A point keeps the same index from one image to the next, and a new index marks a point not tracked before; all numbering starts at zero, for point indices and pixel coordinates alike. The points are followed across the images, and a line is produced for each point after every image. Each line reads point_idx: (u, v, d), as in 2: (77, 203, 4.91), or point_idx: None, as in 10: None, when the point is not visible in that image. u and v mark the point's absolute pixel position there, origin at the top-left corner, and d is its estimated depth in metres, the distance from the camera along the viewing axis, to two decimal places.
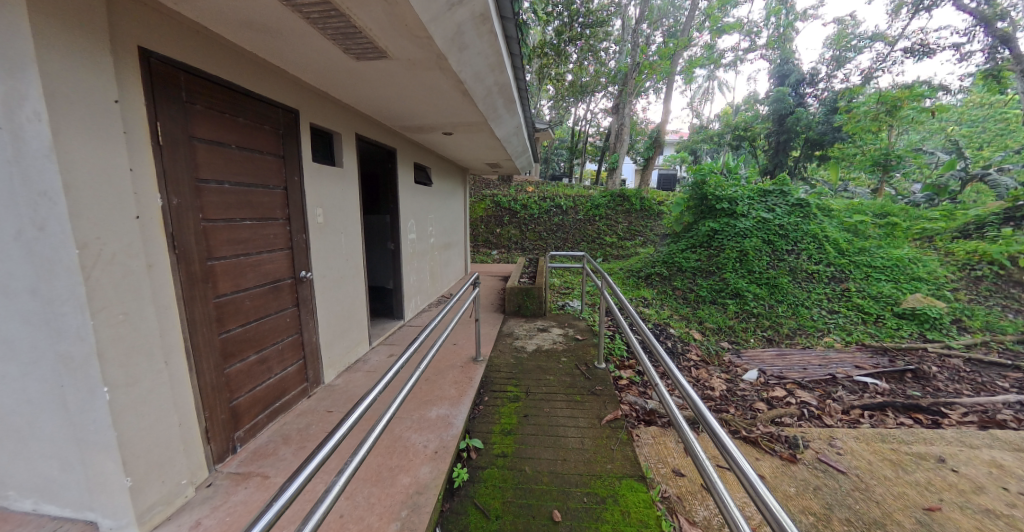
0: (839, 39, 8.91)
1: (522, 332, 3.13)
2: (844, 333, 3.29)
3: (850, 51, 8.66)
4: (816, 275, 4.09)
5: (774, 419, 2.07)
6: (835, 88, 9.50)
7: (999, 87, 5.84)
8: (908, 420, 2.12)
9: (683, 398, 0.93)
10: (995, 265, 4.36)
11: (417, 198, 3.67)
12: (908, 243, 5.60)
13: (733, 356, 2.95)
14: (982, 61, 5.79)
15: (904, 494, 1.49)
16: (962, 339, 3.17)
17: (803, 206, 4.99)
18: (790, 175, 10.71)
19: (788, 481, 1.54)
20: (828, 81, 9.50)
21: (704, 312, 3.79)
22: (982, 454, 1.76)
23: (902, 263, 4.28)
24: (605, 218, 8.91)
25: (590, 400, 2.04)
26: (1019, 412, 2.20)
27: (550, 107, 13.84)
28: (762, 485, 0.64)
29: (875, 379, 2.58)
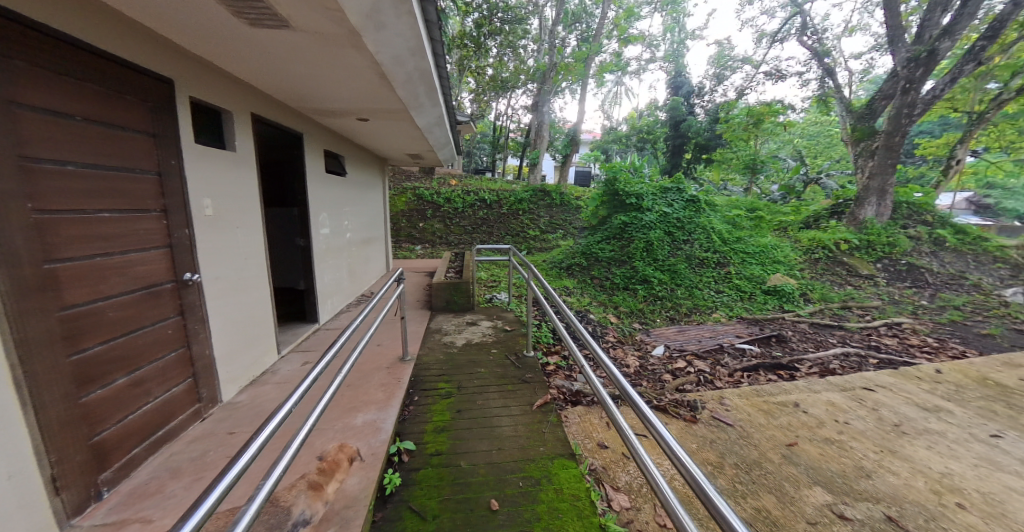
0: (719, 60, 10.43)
1: (451, 327, 3.08)
2: (727, 309, 3.90)
3: (726, 70, 10.16)
4: (706, 261, 4.76)
5: (678, 387, 2.37)
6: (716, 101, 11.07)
7: (826, 109, 7.40)
8: (774, 376, 2.60)
9: (607, 376, 1.01)
10: (827, 249, 5.60)
11: (330, 189, 3.36)
12: (770, 232, 6.85)
13: (644, 336, 3.29)
14: (816, 87, 7.26)
15: (773, 436, 1.83)
16: (807, 308, 3.98)
17: (694, 201, 5.76)
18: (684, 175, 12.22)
19: (691, 439, 1.78)
20: (711, 95, 11.00)
21: (618, 297, 4.16)
22: (823, 396, 2.24)
23: (766, 249, 5.22)
24: (528, 212, 9.20)
25: (521, 388, 2.10)
26: (844, 361, 2.86)
27: (471, 101, 13.72)
28: (675, 442, 0.72)
29: (750, 345, 3.11)
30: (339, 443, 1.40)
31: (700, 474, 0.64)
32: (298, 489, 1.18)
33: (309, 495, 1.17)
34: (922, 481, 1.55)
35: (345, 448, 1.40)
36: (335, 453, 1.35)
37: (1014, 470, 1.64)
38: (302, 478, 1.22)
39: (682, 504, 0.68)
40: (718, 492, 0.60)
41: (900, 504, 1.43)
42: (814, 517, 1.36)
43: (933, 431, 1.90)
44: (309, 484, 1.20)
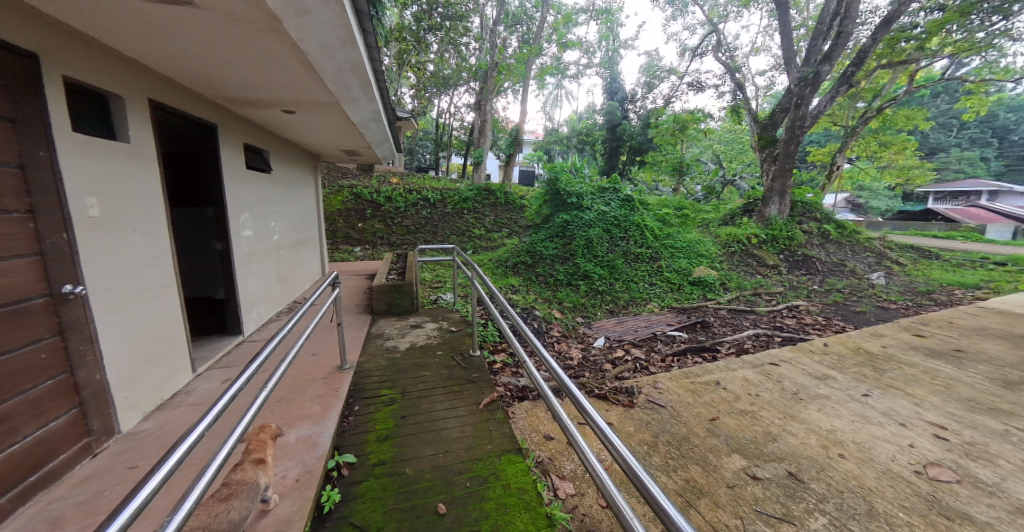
0: (649, 69, 11.24)
1: (394, 331, 2.96)
2: (660, 299, 4.22)
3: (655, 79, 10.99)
4: (640, 256, 5.11)
5: (618, 375, 2.51)
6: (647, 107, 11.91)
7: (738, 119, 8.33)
8: (699, 359, 2.87)
9: (548, 371, 1.05)
10: (740, 243, 6.31)
11: (252, 187, 3.06)
12: (695, 228, 7.54)
13: (586, 329, 3.45)
14: (730, 98, 8.13)
15: (698, 412, 2.02)
16: (726, 296, 4.45)
17: (629, 200, 6.16)
18: (620, 175, 12.99)
19: (629, 423, 1.91)
20: (644, 101, 11.74)
21: (562, 293, 4.31)
22: (738, 373, 2.52)
23: (691, 244, 5.74)
24: (473, 211, 9.16)
25: (467, 388, 2.09)
26: (755, 341, 3.24)
27: (411, 96, 13.31)
28: (608, 428, 0.77)
29: (679, 332, 3.40)
30: (257, 425, 1.28)
31: (630, 457, 0.70)
32: (249, 467, 1.11)
33: (262, 469, 1.15)
34: (814, 439, 1.82)
35: (265, 427, 1.30)
36: (258, 434, 1.24)
37: (879, 422, 1.99)
38: (241, 462, 1.13)
39: (619, 488, 0.71)
40: (644, 470, 0.66)
41: (798, 460, 1.66)
42: (732, 480, 1.54)
43: (822, 396, 2.23)
44: (255, 462, 1.14)
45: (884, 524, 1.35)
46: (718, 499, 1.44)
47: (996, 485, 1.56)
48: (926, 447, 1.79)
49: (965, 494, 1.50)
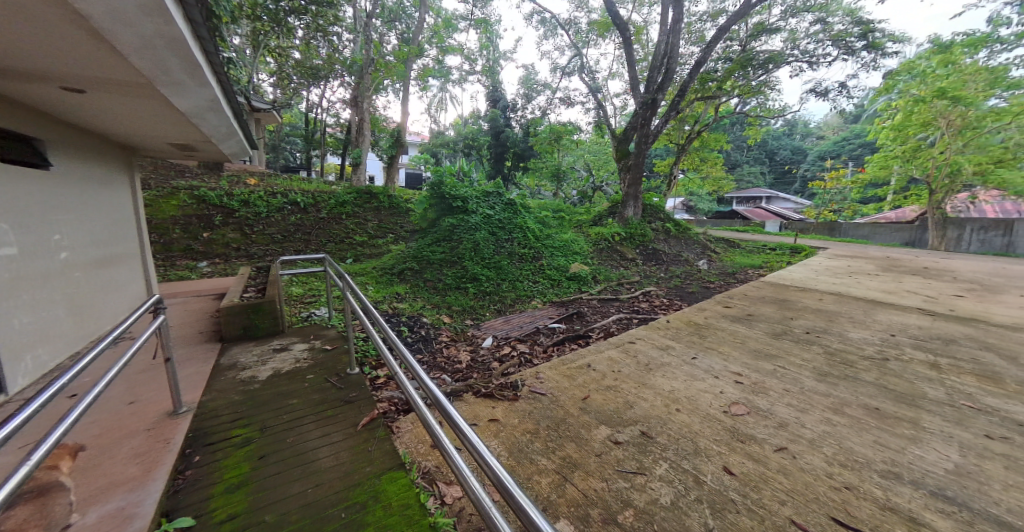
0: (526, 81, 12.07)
1: (252, 359, 2.52)
2: (542, 295, 4.57)
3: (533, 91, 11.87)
4: (524, 256, 5.45)
5: (504, 372, 2.63)
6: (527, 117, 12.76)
7: None
8: (575, 346, 3.20)
9: (421, 386, 1.05)
10: (607, 240, 7.27)
11: (14, 189, 2.23)
12: (571, 229, 8.39)
13: (475, 330, 3.51)
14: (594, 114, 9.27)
15: (573, 394, 2.26)
16: (596, 287, 5.07)
17: (512, 204, 6.51)
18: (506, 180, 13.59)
19: (514, 415, 2.02)
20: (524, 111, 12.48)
21: (451, 297, 4.29)
22: (605, 353, 2.90)
23: (567, 243, 6.37)
24: (353, 216, 8.41)
25: (344, 410, 1.91)
26: (618, 324, 3.78)
27: (271, 85, 11.55)
28: (475, 435, 0.82)
29: (559, 324, 3.74)
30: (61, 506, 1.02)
31: (492, 459, 0.76)
32: None
33: None
34: (660, 400, 2.21)
35: None
36: None
37: (701, 377, 2.53)
38: None
39: (487, 492, 0.75)
40: (503, 469, 0.72)
41: (649, 420, 1.99)
42: (600, 449, 1.75)
43: (665, 364, 2.73)
44: None
45: (705, 457, 1.72)
46: (589, 469, 1.63)
47: (769, 411, 2.13)
48: (731, 392, 2.35)
49: (752, 422, 2.02)
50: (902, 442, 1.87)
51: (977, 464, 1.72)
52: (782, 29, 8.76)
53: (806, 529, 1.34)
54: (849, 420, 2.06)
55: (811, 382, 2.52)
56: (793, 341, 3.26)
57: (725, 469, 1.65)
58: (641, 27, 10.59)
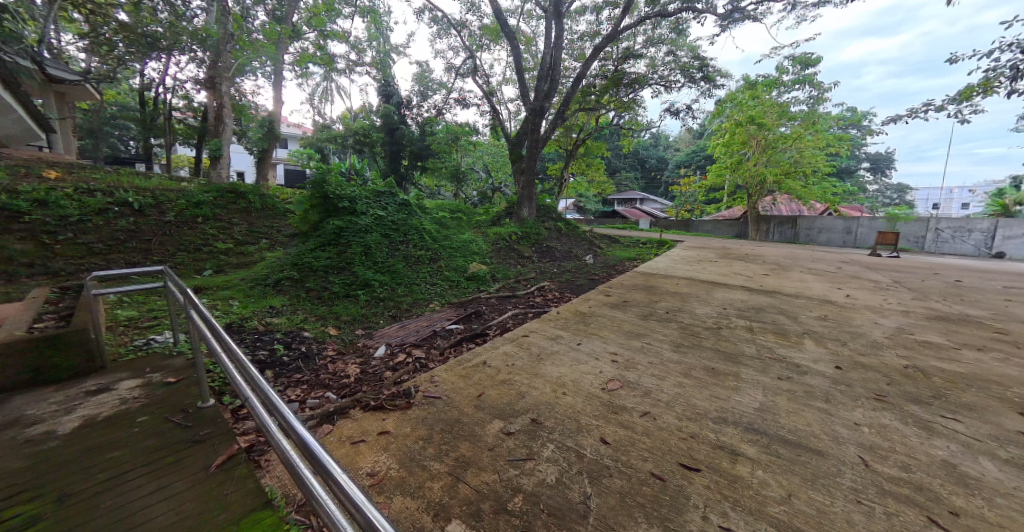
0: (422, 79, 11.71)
1: (47, 408, 1.91)
2: (440, 297, 4.50)
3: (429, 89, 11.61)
4: (421, 258, 5.30)
5: (398, 380, 2.52)
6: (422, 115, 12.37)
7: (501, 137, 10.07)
8: (472, 344, 3.25)
9: (281, 418, 0.94)
10: (505, 240, 7.54)
11: None
12: (471, 228, 8.41)
13: (366, 340, 3.28)
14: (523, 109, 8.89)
15: (468, 392, 2.28)
16: (494, 285, 5.21)
17: (406, 204, 6.28)
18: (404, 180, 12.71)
19: (405, 424, 1.94)
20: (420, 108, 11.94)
21: (338, 306, 3.92)
22: (500, 349, 3.00)
23: (465, 243, 6.41)
24: (213, 219, 7.03)
25: (192, 453, 1.59)
26: (514, 319, 3.96)
27: (81, 50, 8.92)
28: (338, 468, 0.78)
29: (457, 324, 3.74)
30: None
31: (357, 491, 0.73)
32: None
33: None
34: (548, 386, 2.38)
35: None
36: None
37: (585, 361, 2.81)
38: None
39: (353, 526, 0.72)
40: (366, 500, 0.69)
41: (538, 407, 2.13)
42: (493, 443, 1.80)
43: (554, 352, 2.95)
44: None
45: (585, 432, 1.92)
46: (482, 464, 1.66)
47: (637, 383, 2.48)
48: (608, 370, 2.67)
49: (622, 394, 2.33)
50: (728, 393, 2.37)
51: (772, 400, 2.28)
52: (644, 56, 10.24)
53: (661, 478, 1.59)
54: (694, 381, 2.52)
55: (668, 353, 3.01)
56: (656, 320, 3.86)
57: (602, 440, 1.86)
58: (530, 38, 11.22)
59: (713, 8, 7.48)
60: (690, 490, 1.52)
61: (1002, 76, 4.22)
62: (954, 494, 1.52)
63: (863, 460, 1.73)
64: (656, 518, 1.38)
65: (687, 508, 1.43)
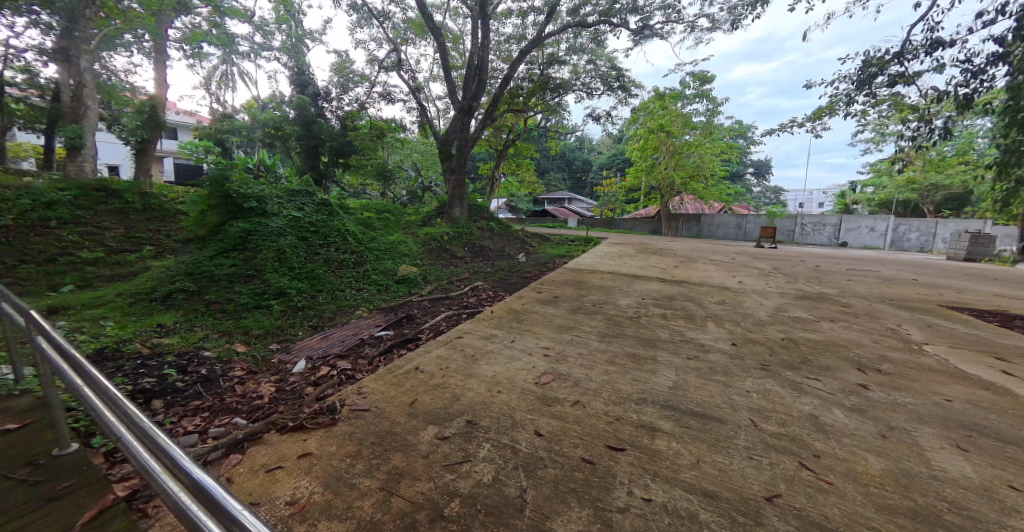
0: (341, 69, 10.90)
1: None
2: (368, 303, 4.24)
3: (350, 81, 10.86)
4: (344, 263, 4.95)
5: (320, 396, 2.32)
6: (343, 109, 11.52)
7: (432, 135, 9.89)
8: (404, 351, 3.12)
9: (172, 463, 0.80)
10: (436, 240, 7.37)
11: None
12: (400, 229, 8.05)
13: (283, 355, 2.97)
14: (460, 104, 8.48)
15: (400, 401, 2.19)
16: (426, 287, 5.07)
17: (326, 205, 5.82)
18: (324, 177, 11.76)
19: (330, 442, 1.80)
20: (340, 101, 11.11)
21: (247, 319, 3.48)
22: (433, 353, 2.92)
23: (394, 245, 6.13)
24: (73, 222, 5.76)
25: (47, 512, 1.29)
26: (447, 321, 3.90)
27: None
28: (240, 504, 0.68)
29: (387, 330, 3.57)
30: None
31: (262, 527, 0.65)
32: None
33: None
34: (484, 386, 2.39)
35: None
36: None
37: (518, 357, 2.87)
38: None
39: None
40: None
41: (474, 408, 2.12)
42: (427, 451, 1.75)
43: (489, 352, 2.97)
44: None
45: (521, 427, 1.96)
46: (417, 474, 1.60)
47: (568, 374, 2.61)
48: (541, 364, 2.76)
49: (554, 386, 2.43)
50: (647, 375, 2.61)
51: (683, 378, 2.57)
52: (567, 62, 10.76)
53: (591, 461, 1.69)
54: (618, 367, 2.73)
55: (595, 343, 3.22)
56: (584, 313, 4.09)
57: (536, 432, 1.92)
58: (457, 36, 11.11)
59: (626, 23, 8.13)
60: (616, 469, 1.65)
61: (840, 101, 5.28)
62: (816, 440, 1.87)
63: (752, 422, 2.04)
64: (587, 500, 1.47)
65: (615, 485, 1.54)
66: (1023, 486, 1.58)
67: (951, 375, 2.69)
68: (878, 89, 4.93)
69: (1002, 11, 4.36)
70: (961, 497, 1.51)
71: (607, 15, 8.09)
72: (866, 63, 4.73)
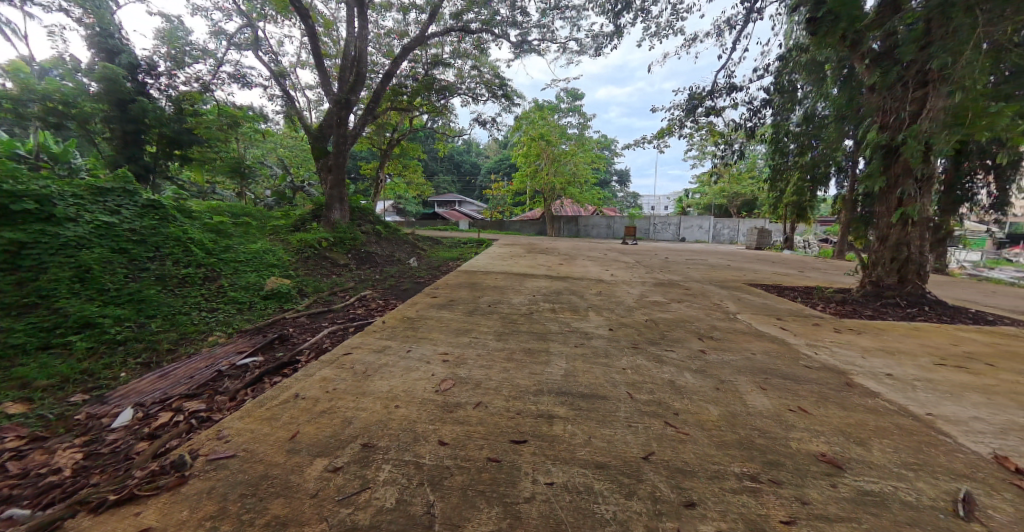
0: (172, 39, 8.68)
1: None
2: (225, 326, 3.50)
3: (185, 54, 8.79)
4: (188, 279, 4.01)
5: (159, 451, 1.82)
6: (178, 89, 9.05)
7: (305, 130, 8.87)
8: (278, 378, 2.68)
9: None
10: (313, 247, 6.53)
11: None
12: (265, 236, 6.88)
13: (92, 408, 2.22)
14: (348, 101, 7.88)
15: (276, 438, 1.86)
16: (303, 302, 4.45)
17: (156, 207, 4.62)
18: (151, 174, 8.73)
19: (179, 507, 1.42)
20: (171, 78, 8.91)
21: (27, 365, 2.50)
22: (316, 376, 2.58)
23: (258, 255, 5.22)
24: None
25: None
26: (332, 337, 3.50)
27: None
28: None
29: (253, 357, 3.02)
30: None
31: None
32: None
33: None
34: (379, 403, 2.22)
35: None
36: None
37: (415, 367, 2.75)
38: None
39: None
40: None
41: (370, 429, 1.95)
42: (316, 488, 1.53)
43: (382, 365, 2.77)
44: None
45: (423, 439, 1.88)
46: (305, 518, 1.39)
47: (468, 377, 2.61)
48: (440, 371, 2.70)
49: (455, 391, 2.41)
50: (541, 367, 2.79)
51: (572, 365, 2.83)
52: (452, 66, 10.78)
53: (497, 459, 1.73)
54: (515, 363, 2.85)
55: (493, 342, 3.30)
56: (480, 314, 4.15)
57: (439, 442, 1.87)
58: (329, 22, 10.05)
59: (506, 36, 8.54)
60: (520, 461, 1.72)
61: (675, 125, 6.55)
62: (674, 401, 2.28)
63: (629, 395, 2.36)
64: (496, 497, 1.50)
65: (520, 477, 1.61)
66: (796, 409, 2.21)
67: (753, 335, 3.59)
68: (699, 117, 6.27)
69: (765, 69, 6.05)
70: (765, 424, 2.02)
71: (489, 24, 8.36)
72: (691, 96, 5.96)
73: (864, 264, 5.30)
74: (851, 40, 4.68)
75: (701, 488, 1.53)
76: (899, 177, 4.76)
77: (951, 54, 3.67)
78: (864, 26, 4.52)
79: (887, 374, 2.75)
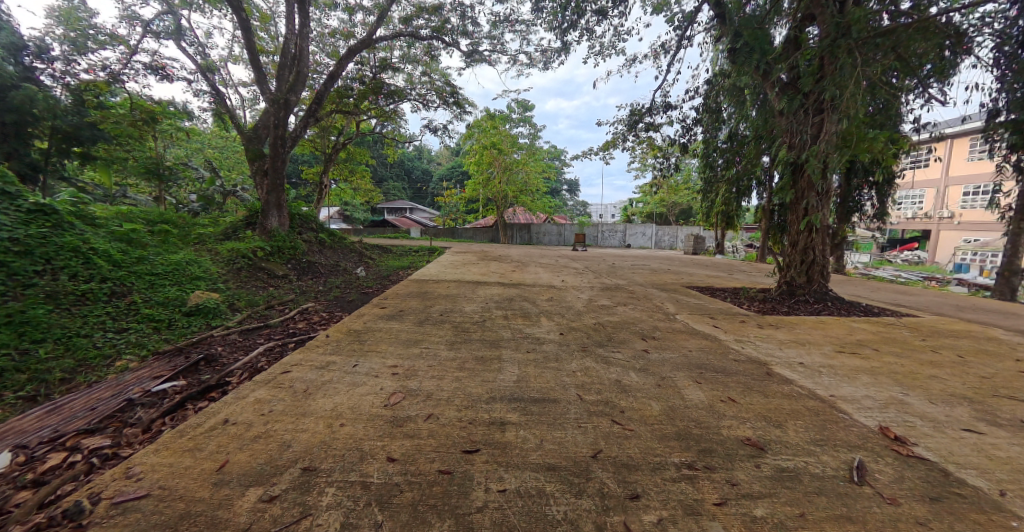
0: (69, 19, 7.55)
1: None
2: (136, 348, 3.09)
3: (88, 38, 7.70)
4: (89, 296, 3.49)
5: (48, 498, 1.55)
6: (79, 77, 7.93)
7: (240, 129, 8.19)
8: (202, 403, 2.42)
9: None
10: (247, 257, 5.97)
11: None
12: (188, 245, 6.18)
13: None
14: (288, 101, 7.39)
15: (199, 471, 1.67)
16: (235, 317, 4.07)
17: (46, 213, 3.96)
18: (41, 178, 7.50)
19: None
20: (68, 64, 7.76)
21: None
22: (249, 399, 2.36)
23: (179, 266, 4.67)
24: None
25: None
26: (267, 355, 3.22)
27: None
28: None
29: (172, 382, 2.69)
30: None
31: None
32: None
33: None
34: (321, 423, 2.08)
35: None
36: None
37: (362, 382, 2.62)
38: None
39: None
40: None
41: (311, 451, 1.83)
42: (248, 522, 1.39)
43: (325, 382, 2.61)
44: None
45: (371, 458, 1.80)
46: None
47: (418, 390, 2.54)
48: (388, 385, 2.60)
49: (405, 404, 2.33)
50: (493, 375, 2.79)
51: (524, 371, 2.87)
52: (401, 70, 10.54)
53: (448, 471, 1.70)
54: (467, 372, 2.83)
55: (444, 352, 3.25)
56: (432, 324, 4.06)
57: (388, 458, 1.79)
58: (265, 15, 9.40)
59: (456, 44, 8.56)
60: (472, 471, 1.70)
61: (619, 138, 6.97)
62: (621, 400, 2.39)
63: (578, 396, 2.45)
64: (448, 510, 1.47)
65: (473, 487, 1.59)
66: (726, 399, 2.42)
67: (690, 334, 3.89)
68: (640, 132, 6.73)
69: (696, 89, 6.66)
70: (699, 415, 2.20)
71: (439, 31, 8.34)
72: (632, 112, 6.39)
73: (780, 266, 5.97)
74: (764, 70, 5.32)
75: (644, 480, 1.63)
76: (804, 191, 5.48)
77: (839, 87, 4.31)
78: (773, 59, 5.18)
79: (799, 363, 3.12)
